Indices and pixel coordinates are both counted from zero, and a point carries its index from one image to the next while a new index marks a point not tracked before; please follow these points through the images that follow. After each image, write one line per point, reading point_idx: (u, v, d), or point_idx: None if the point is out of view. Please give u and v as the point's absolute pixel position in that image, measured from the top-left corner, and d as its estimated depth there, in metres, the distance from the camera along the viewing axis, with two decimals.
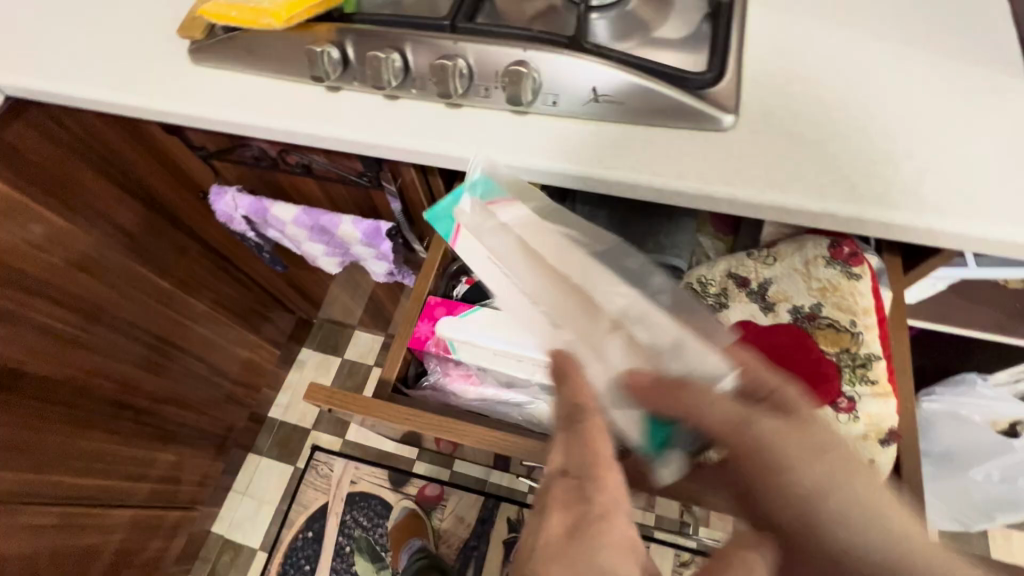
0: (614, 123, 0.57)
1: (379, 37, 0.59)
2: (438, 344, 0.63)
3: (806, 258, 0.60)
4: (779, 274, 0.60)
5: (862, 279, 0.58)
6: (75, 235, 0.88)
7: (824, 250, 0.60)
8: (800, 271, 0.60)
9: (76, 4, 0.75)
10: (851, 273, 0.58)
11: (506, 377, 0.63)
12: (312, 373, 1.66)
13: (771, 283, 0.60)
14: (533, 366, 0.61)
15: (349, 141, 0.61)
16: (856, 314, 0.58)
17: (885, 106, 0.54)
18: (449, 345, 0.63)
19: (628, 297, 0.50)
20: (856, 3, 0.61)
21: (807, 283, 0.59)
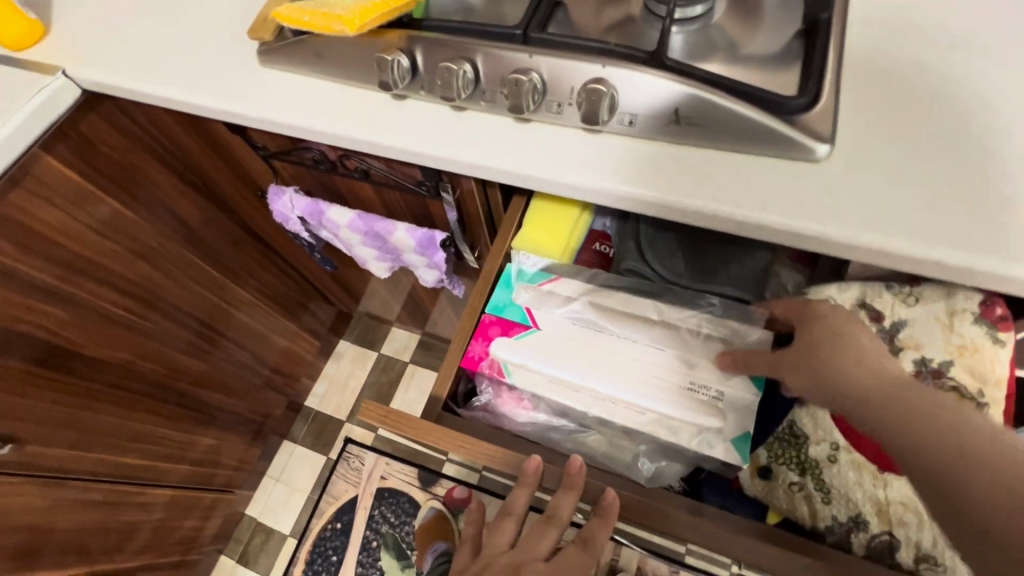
0: (694, 147, 0.54)
1: (450, 46, 0.58)
2: (492, 366, 0.62)
3: (951, 309, 0.55)
4: (916, 318, 0.56)
5: (1005, 348, 0.54)
6: (135, 224, 0.90)
7: (975, 305, 0.54)
8: (942, 321, 0.55)
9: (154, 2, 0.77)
10: (997, 337, 0.54)
11: (559, 406, 0.61)
12: (349, 366, 1.69)
13: (904, 325, 0.56)
14: (591, 399, 0.59)
15: (415, 153, 0.60)
16: (986, 382, 0.54)
17: (1002, 140, 0.49)
18: (503, 367, 0.61)
19: (694, 314, 0.61)
20: (970, 24, 0.55)
21: (947, 335, 0.55)
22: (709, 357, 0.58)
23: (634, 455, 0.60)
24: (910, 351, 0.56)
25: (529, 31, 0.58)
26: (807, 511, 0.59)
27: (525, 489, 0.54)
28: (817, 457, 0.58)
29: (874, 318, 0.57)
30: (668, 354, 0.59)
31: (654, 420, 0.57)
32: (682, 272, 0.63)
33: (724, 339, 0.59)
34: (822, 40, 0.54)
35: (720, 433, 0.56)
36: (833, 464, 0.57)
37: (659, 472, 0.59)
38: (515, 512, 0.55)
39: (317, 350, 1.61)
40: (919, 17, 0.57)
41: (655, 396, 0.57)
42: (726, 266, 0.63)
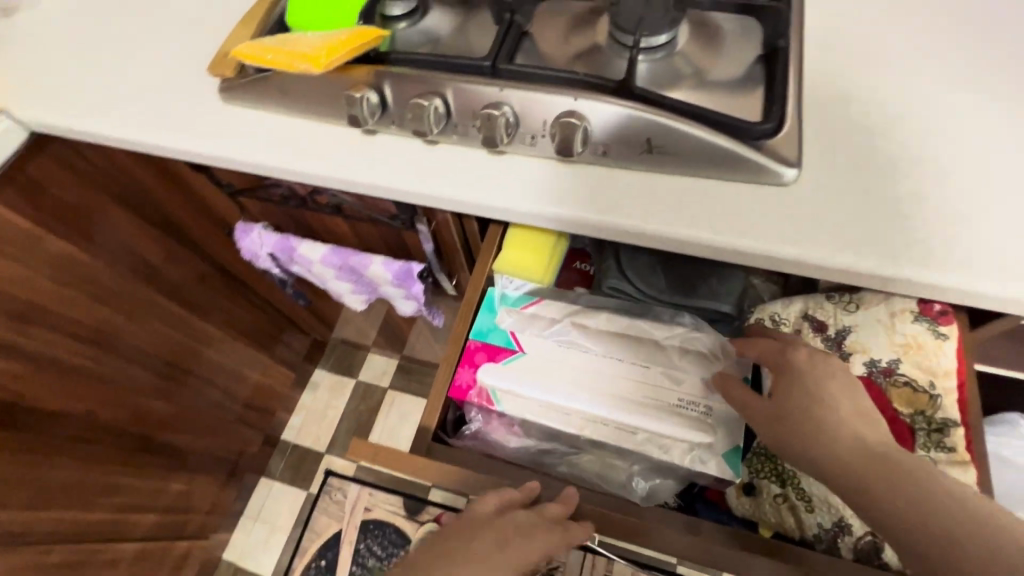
0: (669, 174, 0.54)
1: (418, 81, 0.57)
2: (480, 394, 0.59)
3: (892, 310, 0.53)
4: (860, 323, 0.54)
5: (950, 340, 0.51)
6: (93, 267, 0.86)
7: (913, 303, 0.52)
8: (884, 323, 0.53)
9: (106, 38, 0.74)
10: (939, 332, 0.52)
11: (550, 431, 0.59)
12: (326, 395, 1.64)
13: (849, 331, 0.54)
14: (581, 421, 0.55)
15: (387, 189, 0.59)
16: (936, 375, 0.52)
17: (953, 157, 0.51)
18: (491, 394, 0.59)
19: (682, 331, 0.58)
20: (918, 47, 0.58)
21: (890, 335, 0.53)
22: (695, 373, 0.55)
23: (629, 474, 0.58)
24: (859, 355, 0.53)
25: (498, 62, 0.59)
26: (795, 522, 0.56)
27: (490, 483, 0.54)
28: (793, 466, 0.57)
29: (818, 329, 0.55)
30: (654, 371, 0.56)
31: (646, 440, 0.53)
32: (663, 290, 0.61)
33: (712, 356, 0.56)
34: (782, 67, 0.56)
35: (712, 448, 0.53)
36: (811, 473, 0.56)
37: (654, 491, 0.58)
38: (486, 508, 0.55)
39: (292, 381, 1.57)
40: (869, 42, 0.59)
41: (646, 415, 0.53)
42: (705, 280, 0.61)
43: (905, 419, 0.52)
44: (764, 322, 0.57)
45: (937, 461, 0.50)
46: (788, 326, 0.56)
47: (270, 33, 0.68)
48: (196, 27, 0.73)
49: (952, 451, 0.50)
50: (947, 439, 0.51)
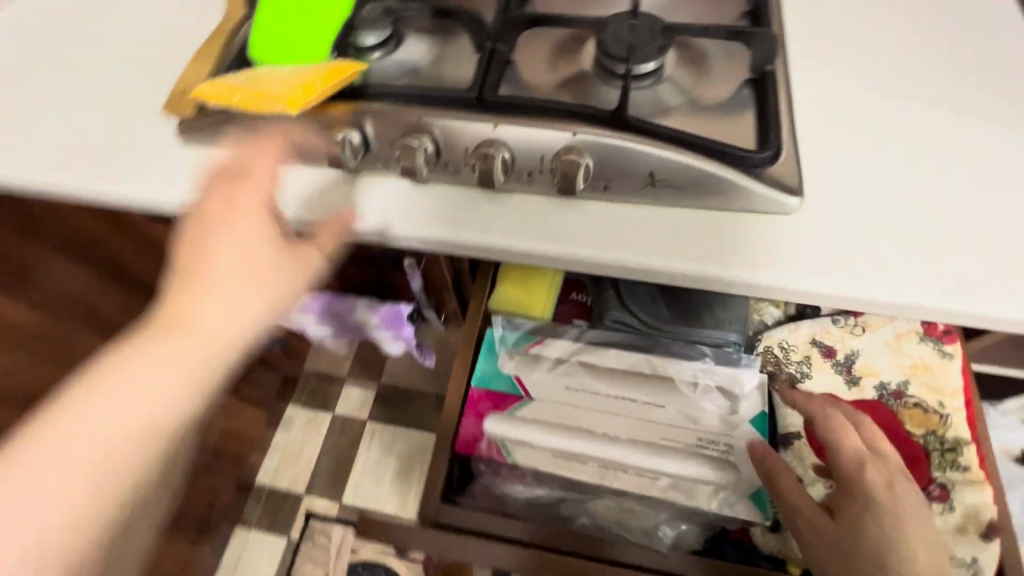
0: (672, 206, 0.53)
1: (403, 119, 0.54)
2: (488, 446, 0.56)
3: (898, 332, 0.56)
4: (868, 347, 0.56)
5: (955, 359, 0.55)
6: (38, 328, 0.78)
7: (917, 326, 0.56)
8: (891, 346, 0.55)
9: (38, 75, 0.66)
10: (945, 352, 0.55)
11: (567, 480, 0.55)
12: (301, 433, 1.56)
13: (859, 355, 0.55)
14: (599, 468, 0.54)
15: (376, 233, 0.55)
16: (944, 395, 0.54)
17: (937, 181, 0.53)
18: (502, 446, 0.55)
19: (695, 363, 0.55)
20: (893, 73, 0.60)
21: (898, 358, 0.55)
22: (710, 409, 0.53)
23: (654, 523, 0.55)
24: (869, 378, 0.55)
25: (484, 92, 0.55)
26: None
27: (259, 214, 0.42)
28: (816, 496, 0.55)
29: (827, 354, 0.55)
30: (670, 411, 0.54)
31: (672, 486, 0.52)
32: (666, 318, 0.59)
33: (726, 387, 0.53)
34: (771, 93, 0.56)
35: (736, 488, 0.52)
36: None
37: (681, 539, 0.56)
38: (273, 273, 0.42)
39: (264, 422, 1.48)
40: (846, 69, 0.61)
41: (666, 456, 0.52)
42: (710, 308, 0.59)
43: (919, 441, 0.53)
44: (772, 350, 0.57)
45: (953, 481, 0.52)
46: (797, 353, 0.56)
47: (231, 67, 0.63)
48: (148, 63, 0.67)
49: (966, 470, 0.52)
50: (961, 458, 0.53)
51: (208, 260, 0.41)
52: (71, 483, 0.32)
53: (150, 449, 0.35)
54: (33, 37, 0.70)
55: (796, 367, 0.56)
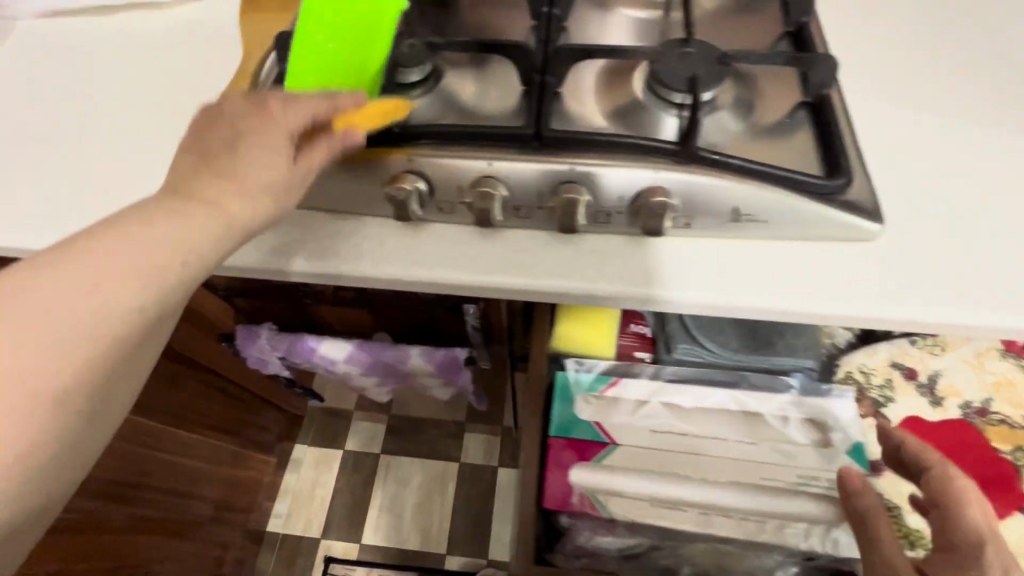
0: (751, 239, 0.53)
1: (467, 164, 0.50)
2: (580, 500, 0.55)
3: (977, 351, 0.61)
4: (949, 367, 0.61)
5: None
6: None
7: (997, 343, 0.62)
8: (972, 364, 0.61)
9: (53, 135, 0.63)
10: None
11: (663, 529, 0.55)
12: (312, 473, 1.49)
13: (940, 375, 0.61)
14: (700, 515, 0.53)
15: (445, 283, 0.52)
16: None
17: (996, 199, 0.54)
18: (594, 499, 0.55)
19: (782, 395, 0.55)
20: (939, 92, 0.61)
21: (980, 378, 0.60)
22: (803, 442, 0.54)
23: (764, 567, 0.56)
24: (953, 398, 0.60)
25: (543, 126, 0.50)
26: None
27: (282, 130, 0.44)
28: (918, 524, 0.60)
29: (910, 376, 0.61)
30: (761, 448, 0.54)
31: (778, 528, 0.53)
32: (738, 348, 0.59)
33: (816, 417, 0.54)
34: (830, 118, 0.56)
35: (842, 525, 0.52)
36: None
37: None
38: (276, 193, 0.43)
39: (272, 465, 1.41)
40: (892, 89, 0.61)
41: (771, 500, 0.51)
42: (781, 335, 0.60)
43: (1008, 456, 0.58)
44: (853, 375, 0.62)
45: None
46: (878, 376, 0.61)
47: None
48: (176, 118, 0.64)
49: None
50: None
51: (220, 159, 0.42)
52: (44, 354, 0.34)
53: (105, 345, 0.36)
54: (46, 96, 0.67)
55: (879, 390, 0.60)
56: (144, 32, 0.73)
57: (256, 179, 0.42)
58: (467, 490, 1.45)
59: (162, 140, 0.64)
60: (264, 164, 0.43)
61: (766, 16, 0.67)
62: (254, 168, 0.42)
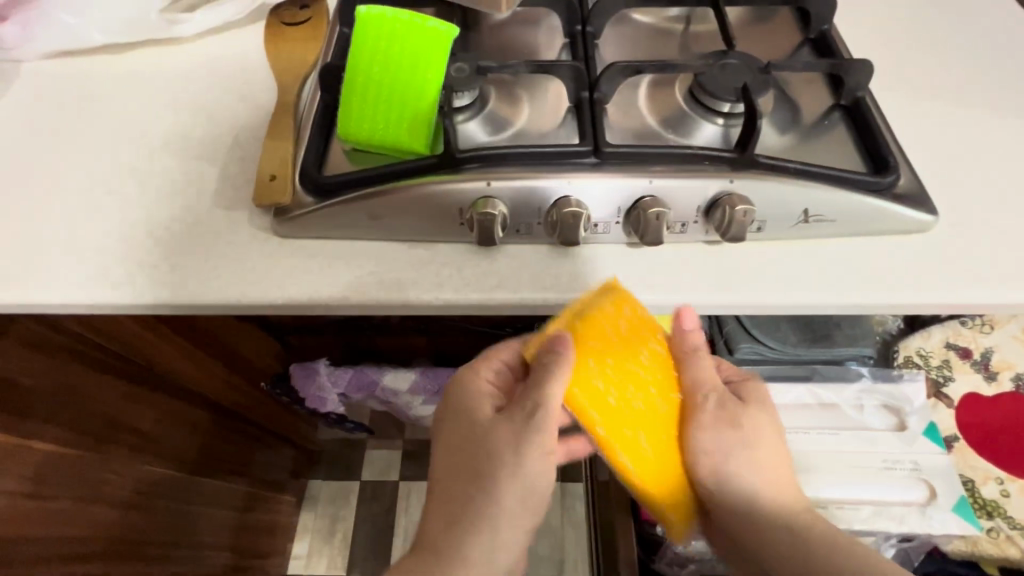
0: (821, 239, 0.56)
1: (539, 184, 0.52)
2: None
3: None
4: (999, 342, 0.69)
5: None
6: (84, 461, 0.67)
7: None
8: (1019, 339, 0.69)
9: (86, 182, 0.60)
10: None
11: None
12: (329, 508, 1.44)
13: (992, 352, 0.69)
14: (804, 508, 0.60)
15: (532, 306, 0.53)
16: None
17: None
18: None
19: (858, 386, 0.64)
20: (958, 85, 0.65)
21: None
22: (881, 427, 0.63)
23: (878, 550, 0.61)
24: (1005, 371, 0.68)
25: (599, 142, 0.53)
26: (1017, 552, 0.61)
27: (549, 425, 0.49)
28: (993, 495, 0.63)
29: (965, 355, 0.69)
30: (844, 435, 0.62)
31: (875, 512, 0.58)
32: (796, 342, 0.63)
33: (892, 404, 0.63)
34: (869, 117, 0.59)
35: (938, 505, 0.58)
36: (1008, 497, 0.63)
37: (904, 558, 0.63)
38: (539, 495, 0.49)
39: (289, 504, 1.36)
40: (917, 85, 0.65)
41: (861, 484, 0.59)
42: (838, 328, 0.64)
43: None
44: (914, 359, 0.69)
45: None
46: (935, 357, 0.69)
47: (314, 146, 0.58)
48: (213, 154, 0.62)
49: None
50: None
51: (478, 464, 0.48)
52: None
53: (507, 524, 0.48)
54: (66, 140, 0.63)
55: (938, 370, 0.69)
56: (159, 69, 0.70)
57: (528, 479, 0.48)
58: None
59: (200, 177, 0.61)
60: (521, 452, 0.48)
61: (784, 25, 0.71)
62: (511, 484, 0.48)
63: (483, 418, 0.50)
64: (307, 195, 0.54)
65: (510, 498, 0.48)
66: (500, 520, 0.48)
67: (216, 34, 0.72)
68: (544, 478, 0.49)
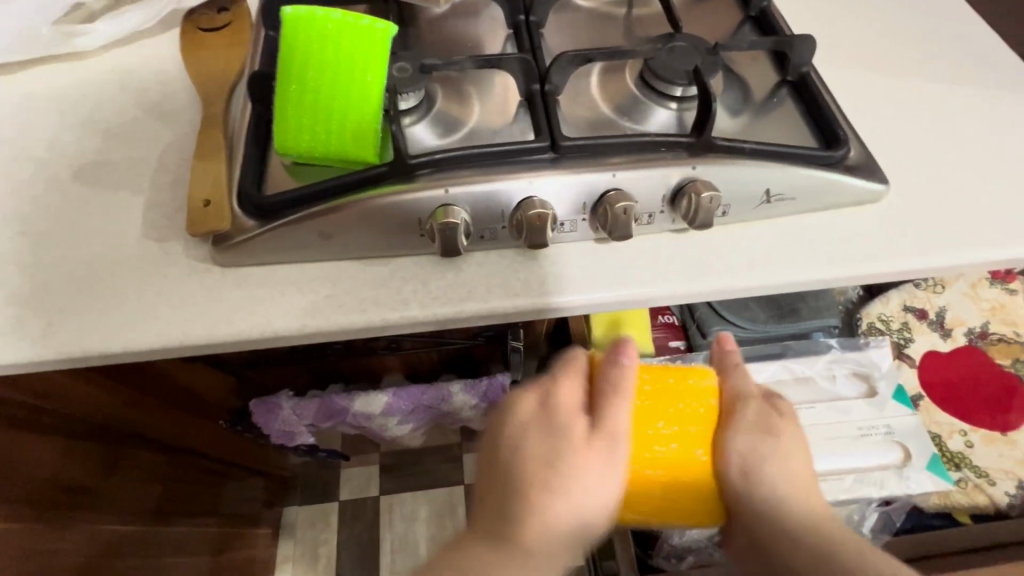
0: (781, 217, 0.56)
1: (499, 187, 0.49)
2: None
3: (971, 283, 0.74)
4: (951, 300, 0.74)
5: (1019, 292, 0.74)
6: (30, 533, 0.59)
7: (986, 273, 0.74)
8: (967, 296, 0.74)
9: None
10: (1010, 289, 0.74)
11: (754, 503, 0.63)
12: (310, 533, 1.38)
13: (946, 310, 0.73)
14: None
15: (504, 314, 0.51)
16: (1018, 326, 0.73)
17: (976, 143, 0.60)
18: None
19: (827, 356, 0.66)
20: (894, 56, 0.67)
21: (977, 305, 0.73)
22: (852, 395, 0.65)
23: (862, 514, 0.64)
24: (959, 328, 0.72)
25: (557, 136, 0.50)
26: (986, 499, 0.66)
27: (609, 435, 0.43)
28: (959, 447, 0.68)
29: (921, 315, 0.73)
30: (819, 408, 0.64)
31: (856, 481, 0.61)
32: (765, 319, 0.65)
33: (861, 371, 0.65)
34: (816, 92, 0.59)
35: (912, 465, 0.61)
36: (972, 449, 0.68)
37: (887, 520, 0.66)
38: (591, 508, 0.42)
39: (266, 536, 1.29)
40: (854, 57, 0.67)
41: (840, 453, 0.61)
42: (803, 301, 0.67)
43: (1011, 368, 0.71)
44: (876, 325, 0.73)
45: None
46: (895, 321, 0.73)
47: (249, 163, 0.53)
48: (137, 181, 0.56)
49: None
50: None
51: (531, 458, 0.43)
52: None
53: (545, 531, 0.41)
54: None
55: (898, 333, 0.72)
56: (60, 88, 0.62)
57: (592, 504, 0.42)
58: None
59: (122, 206, 0.55)
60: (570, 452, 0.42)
61: (725, 4, 0.71)
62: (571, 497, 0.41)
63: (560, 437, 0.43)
64: (248, 218, 0.50)
65: (569, 518, 0.41)
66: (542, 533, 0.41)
67: (123, 45, 0.65)
68: (591, 488, 0.41)
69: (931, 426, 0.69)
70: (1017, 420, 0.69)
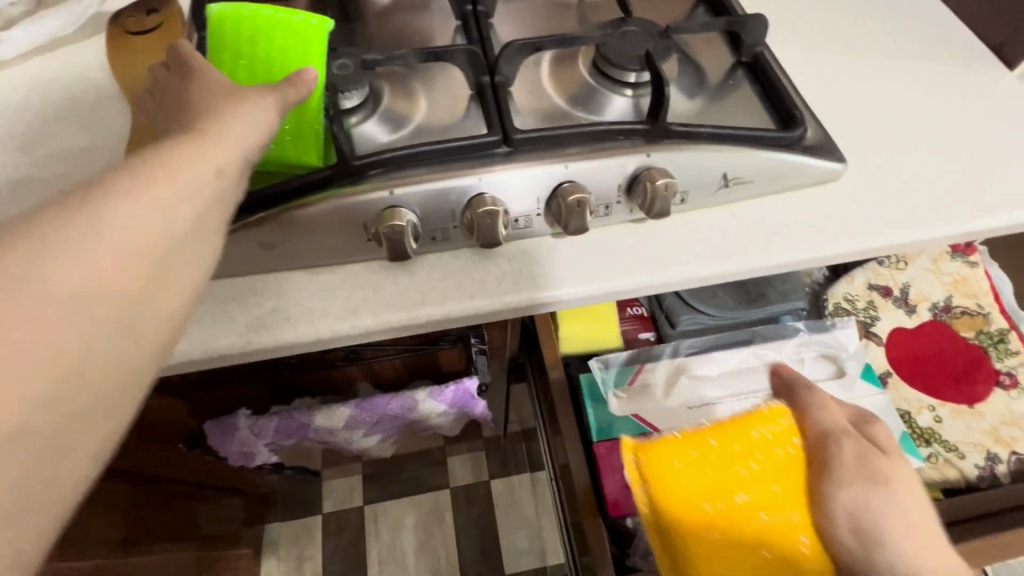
0: (740, 201, 0.55)
1: (448, 184, 0.47)
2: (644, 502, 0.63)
3: (932, 258, 0.75)
4: (915, 277, 0.75)
5: (978, 264, 0.76)
6: None
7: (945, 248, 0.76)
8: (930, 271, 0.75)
9: None
10: (970, 262, 0.75)
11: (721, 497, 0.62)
12: (293, 549, 1.34)
13: (909, 286, 0.74)
14: None
15: (461, 317, 0.49)
16: (979, 298, 0.74)
17: (932, 118, 0.60)
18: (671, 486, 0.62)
19: (795, 339, 0.66)
20: (847, 33, 0.67)
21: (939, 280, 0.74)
22: (820, 377, 0.65)
23: None
24: (923, 303, 0.73)
25: (507, 128, 0.48)
26: (956, 473, 0.66)
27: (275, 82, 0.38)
28: (928, 423, 0.68)
29: (886, 293, 0.73)
30: None
31: None
32: (733, 306, 0.65)
33: (829, 352, 0.65)
34: (771, 72, 0.58)
35: None
36: (940, 423, 0.68)
37: None
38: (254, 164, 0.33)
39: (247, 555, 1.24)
40: (809, 36, 0.66)
41: None
42: (770, 285, 0.66)
43: (974, 340, 0.72)
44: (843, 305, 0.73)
45: (1012, 365, 0.71)
46: (862, 300, 0.73)
47: None
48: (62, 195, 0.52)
49: (1016, 353, 0.72)
50: (1009, 345, 0.72)
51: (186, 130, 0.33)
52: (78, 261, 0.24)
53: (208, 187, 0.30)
54: None
55: (865, 312, 0.73)
56: None
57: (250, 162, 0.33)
58: (465, 513, 1.37)
59: None
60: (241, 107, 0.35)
61: None
62: (177, 173, 0.28)
63: (205, 94, 0.36)
64: None
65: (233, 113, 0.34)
66: (128, 214, 0.26)
67: (46, 52, 0.61)
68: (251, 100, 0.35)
69: (900, 404, 0.69)
70: (983, 392, 0.70)
